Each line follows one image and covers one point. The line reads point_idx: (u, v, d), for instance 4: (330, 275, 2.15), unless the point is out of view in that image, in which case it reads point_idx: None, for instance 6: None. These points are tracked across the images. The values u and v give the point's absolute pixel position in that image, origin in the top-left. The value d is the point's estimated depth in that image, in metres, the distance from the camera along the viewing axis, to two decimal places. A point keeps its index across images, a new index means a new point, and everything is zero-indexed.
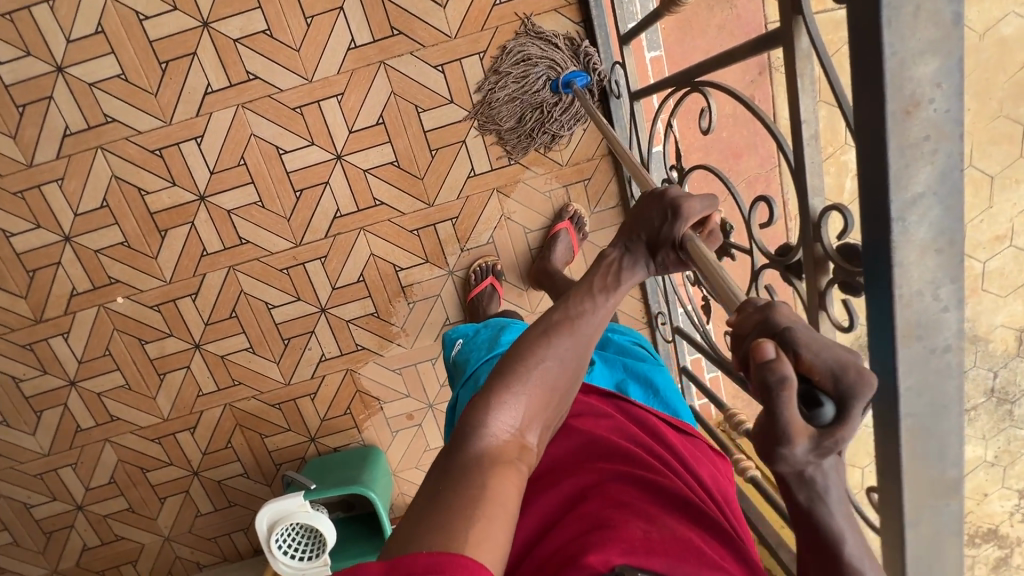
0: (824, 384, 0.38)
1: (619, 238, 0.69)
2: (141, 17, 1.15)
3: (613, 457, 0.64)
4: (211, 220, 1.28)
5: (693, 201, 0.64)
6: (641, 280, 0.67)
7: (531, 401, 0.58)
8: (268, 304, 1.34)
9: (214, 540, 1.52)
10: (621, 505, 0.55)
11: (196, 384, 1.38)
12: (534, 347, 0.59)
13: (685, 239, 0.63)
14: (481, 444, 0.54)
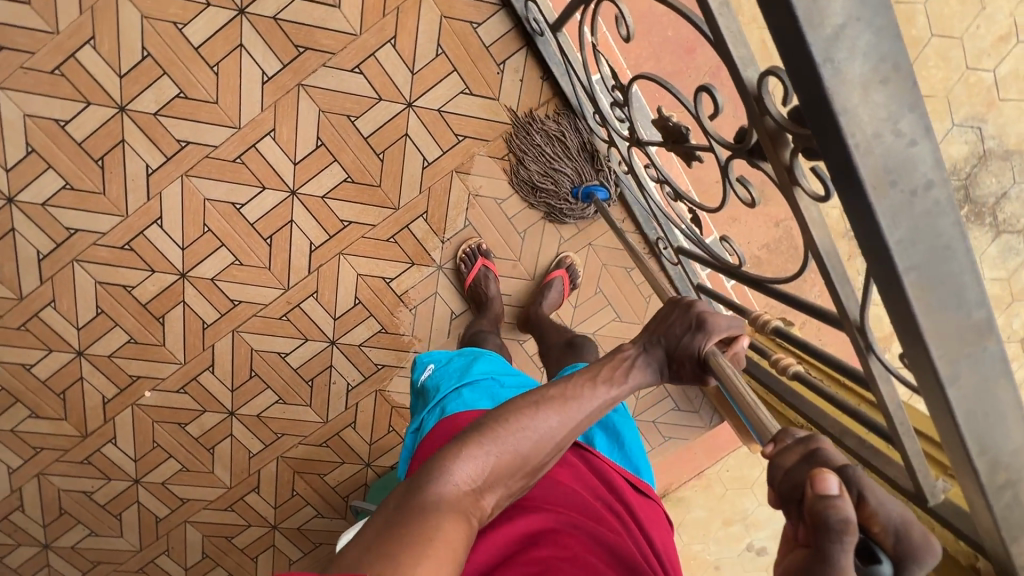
0: (881, 538, 0.45)
1: (640, 337, 0.74)
2: (61, 123, 1.15)
3: (569, 514, 0.64)
4: (200, 293, 1.29)
5: (717, 317, 0.69)
6: (648, 382, 0.72)
7: (501, 462, 0.60)
8: (281, 354, 1.36)
9: None
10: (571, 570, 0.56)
11: (245, 447, 1.42)
12: (521, 414, 0.62)
13: (707, 353, 0.67)
14: (439, 488, 0.55)
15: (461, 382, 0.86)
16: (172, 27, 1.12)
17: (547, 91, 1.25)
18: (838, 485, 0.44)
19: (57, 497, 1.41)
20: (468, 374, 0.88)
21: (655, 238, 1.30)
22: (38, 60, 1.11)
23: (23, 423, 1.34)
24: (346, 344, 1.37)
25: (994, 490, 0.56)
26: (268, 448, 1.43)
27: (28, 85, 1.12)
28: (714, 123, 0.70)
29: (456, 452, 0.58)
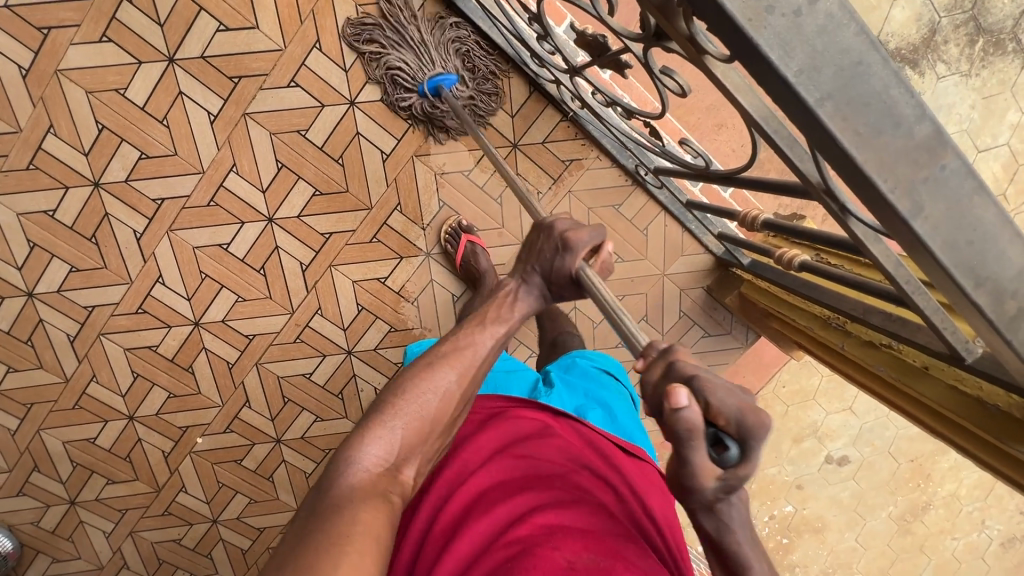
0: (728, 428, 0.42)
1: (516, 269, 0.72)
2: (51, 213, 1.23)
3: (547, 483, 0.63)
4: (216, 336, 1.35)
5: (579, 233, 0.66)
6: (537, 308, 0.70)
7: (409, 429, 0.58)
8: (306, 375, 1.41)
9: None
10: (556, 534, 0.55)
11: (300, 469, 1.49)
12: (417, 378, 0.61)
13: (579, 270, 0.65)
14: (348, 481, 0.53)
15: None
16: (116, 95, 1.17)
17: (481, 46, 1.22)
18: (688, 396, 0.42)
19: (153, 550, 1.53)
20: None
21: (633, 165, 1.26)
22: (12, 160, 1.19)
23: (104, 490, 1.47)
24: (362, 351, 1.40)
25: (1007, 323, 0.49)
26: (320, 465, 1.49)
27: (11, 186, 1.20)
28: (618, 19, 0.65)
29: (358, 438, 0.56)
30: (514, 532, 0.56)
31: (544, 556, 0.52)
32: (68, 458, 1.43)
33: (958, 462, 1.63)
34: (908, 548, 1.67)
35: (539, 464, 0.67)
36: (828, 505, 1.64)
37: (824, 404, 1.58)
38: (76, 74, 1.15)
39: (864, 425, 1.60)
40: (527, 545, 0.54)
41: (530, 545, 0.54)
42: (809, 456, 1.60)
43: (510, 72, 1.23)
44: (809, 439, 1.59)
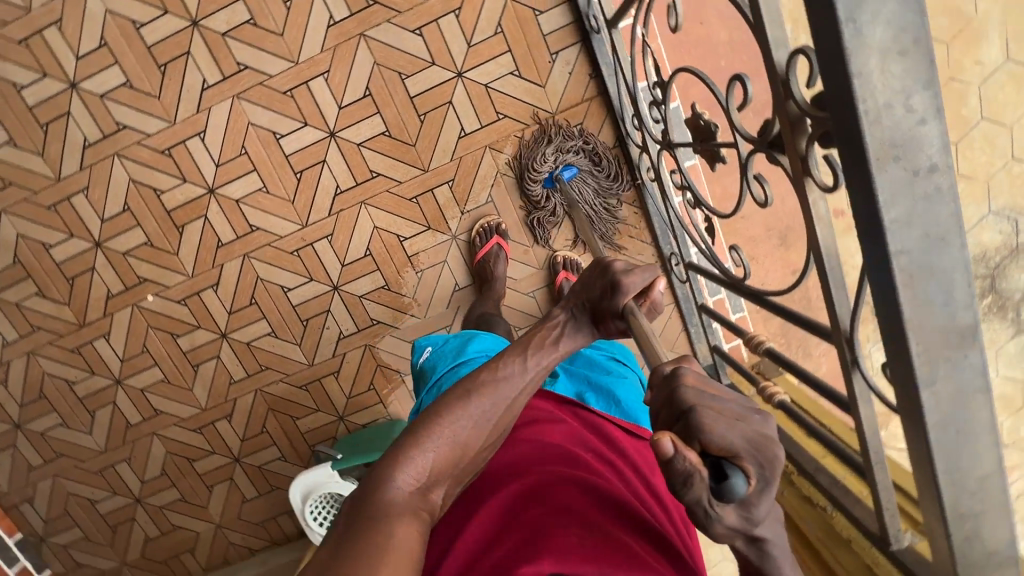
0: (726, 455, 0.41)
1: (566, 302, 0.70)
2: (137, 25, 1.23)
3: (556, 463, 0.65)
4: (222, 211, 1.34)
5: (634, 275, 0.66)
6: (585, 343, 0.69)
7: (451, 449, 0.57)
8: (284, 288, 1.39)
9: (262, 525, 1.58)
10: (564, 514, 0.57)
11: (228, 372, 1.45)
12: (452, 405, 0.59)
13: (626, 310, 0.65)
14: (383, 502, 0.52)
15: (457, 362, 0.91)
16: None
17: (592, 87, 1.29)
18: (675, 442, 0.39)
19: (41, 380, 1.45)
20: (463, 353, 0.92)
21: (669, 252, 1.31)
22: None
23: (29, 301, 1.39)
24: (348, 292, 1.39)
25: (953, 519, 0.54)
26: (249, 378, 1.46)
27: None
28: (742, 117, 0.72)
29: (390, 461, 0.54)
30: (527, 513, 0.58)
31: (554, 536, 0.54)
32: (13, 253, 1.36)
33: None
34: None
35: (545, 446, 0.68)
36: None
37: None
38: None
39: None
40: (538, 525, 0.56)
41: (541, 526, 0.55)
42: None
43: (606, 122, 1.30)
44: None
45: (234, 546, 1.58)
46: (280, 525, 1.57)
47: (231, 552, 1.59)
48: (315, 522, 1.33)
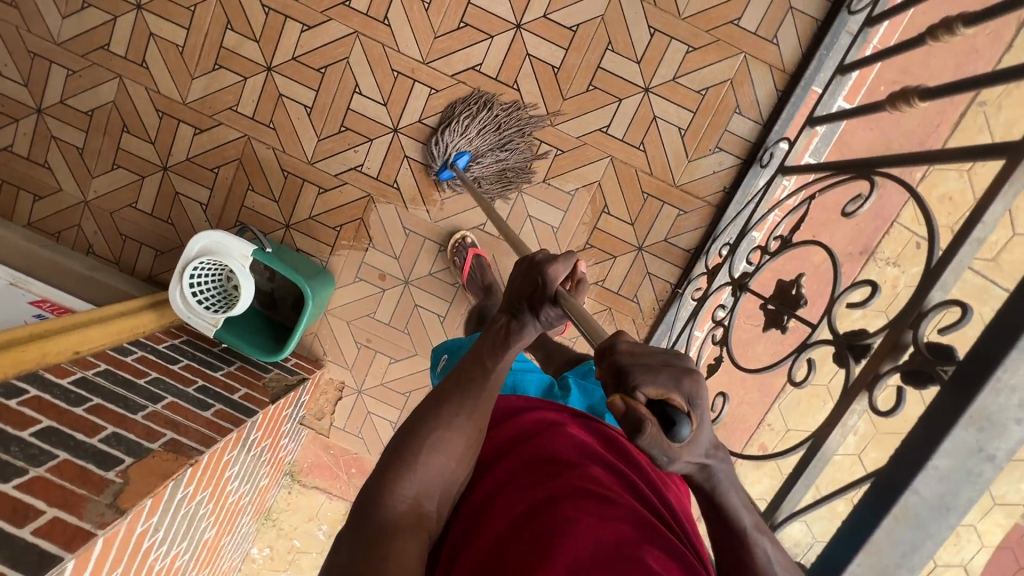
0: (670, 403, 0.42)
1: (505, 303, 0.70)
2: None
3: (559, 464, 0.58)
4: None
5: (556, 265, 0.67)
6: (531, 340, 0.68)
7: (433, 462, 0.59)
8: (356, 88, 1.30)
9: (123, 239, 1.40)
10: (572, 517, 0.50)
11: (236, 98, 1.32)
12: (430, 422, 0.61)
13: (559, 294, 0.65)
14: (381, 515, 0.55)
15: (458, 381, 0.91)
16: None
17: (719, 194, 1.31)
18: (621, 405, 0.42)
19: None
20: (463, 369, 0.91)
21: None
22: None
23: None
24: (402, 146, 1.33)
25: None
26: (249, 119, 1.33)
27: None
28: (838, 312, 0.78)
29: (384, 480, 0.57)
30: (527, 521, 0.51)
31: (559, 548, 0.47)
32: None
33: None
34: None
35: (525, 443, 0.63)
36: None
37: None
38: None
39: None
40: (540, 534, 0.49)
41: (544, 536, 0.48)
42: None
43: (701, 228, 1.32)
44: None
45: (79, 231, 1.39)
46: (139, 254, 1.41)
47: (70, 232, 1.40)
48: (194, 297, 1.16)
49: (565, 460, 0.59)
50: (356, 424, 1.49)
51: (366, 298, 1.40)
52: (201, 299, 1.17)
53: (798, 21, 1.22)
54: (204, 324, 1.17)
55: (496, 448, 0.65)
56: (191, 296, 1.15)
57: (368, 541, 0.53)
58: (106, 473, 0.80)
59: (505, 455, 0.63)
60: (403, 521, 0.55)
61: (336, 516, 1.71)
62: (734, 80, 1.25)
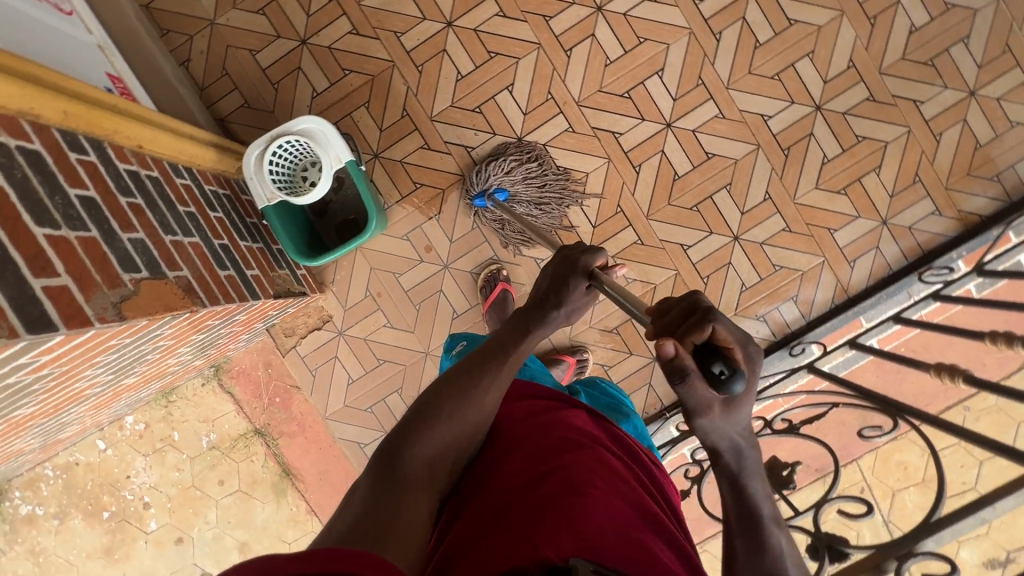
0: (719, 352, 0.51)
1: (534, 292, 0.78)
2: None
3: (566, 443, 0.62)
4: (579, 20, 1.34)
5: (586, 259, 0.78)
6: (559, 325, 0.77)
7: (449, 426, 0.62)
8: (509, 86, 1.36)
9: (222, 74, 1.37)
10: (582, 492, 0.54)
11: (405, 28, 1.36)
12: (453, 393, 0.65)
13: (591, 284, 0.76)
14: (402, 467, 0.57)
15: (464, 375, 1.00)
16: (814, 44, 1.33)
17: None
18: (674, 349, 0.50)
19: None
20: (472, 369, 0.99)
21: None
22: None
23: None
24: None
25: None
26: (404, 52, 1.36)
27: None
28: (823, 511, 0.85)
29: (406, 437, 0.60)
30: (540, 488, 0.54)
31: (574, 517, 0.50)
32: None
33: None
34: None
35: (537, 421, 0.67)
36: (205, 534, 1.64)
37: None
38: (838, 22, 1.32)
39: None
40: (553, 501, 0.52)
41: (557, 503, 0.52)
42: (261, 529, 1.63)
43: None
44: (278, 534, 1.63)
45: (188, 42, 1.37)
46: (227, 96, 1.38)
47: (178, 38, 1.37)
48: (269, 165, 1.13)
49: (574, 443, 0.63)
50: (314, 361, 1.45)
51: (402, 258, 1.40)
52: (279, 180, 1.16)
53: (877, 260, 1.37)
54: (264, 193, 1.13)
55: (510, 418, 0.69)
56: (267, 170, 1.13)
57: (390, 484, 0.56)
58: (123, 275, 0.76)
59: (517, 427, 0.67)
60: (423, 471, 0.59)
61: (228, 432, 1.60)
62: (805, 274, 1.38)
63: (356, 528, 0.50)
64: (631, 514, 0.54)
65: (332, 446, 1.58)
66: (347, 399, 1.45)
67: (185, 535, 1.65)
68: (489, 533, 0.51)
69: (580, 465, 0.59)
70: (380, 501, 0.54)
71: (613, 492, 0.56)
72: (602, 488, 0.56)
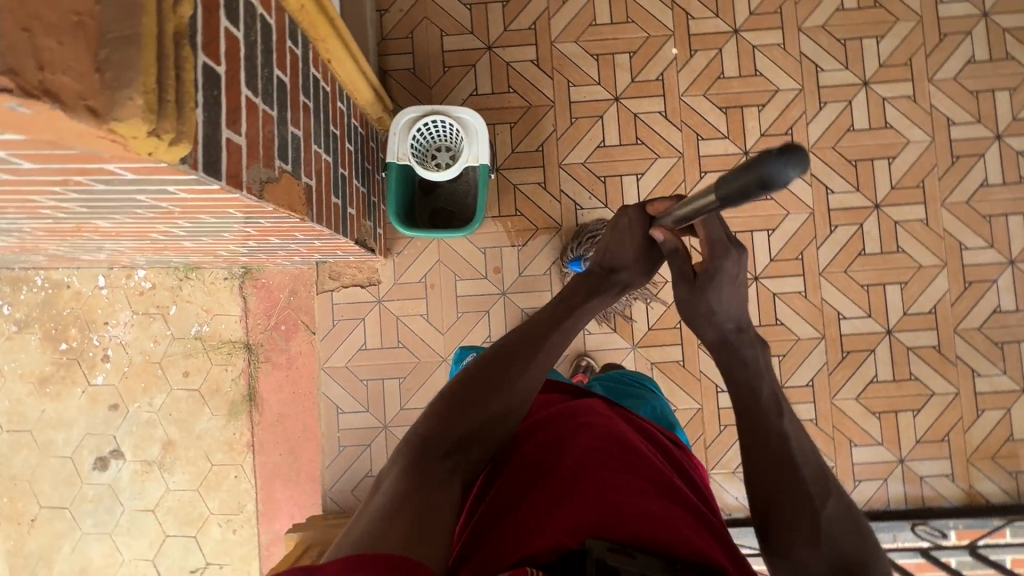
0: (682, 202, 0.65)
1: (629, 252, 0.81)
2: (891, 158, 1.43)
3: (581, 428, 0.67)
4: (725, 153, 1.44)
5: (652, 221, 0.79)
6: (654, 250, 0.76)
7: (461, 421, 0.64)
8: (638, 175, 1.44)
9: (407, 35, 1.46)
10: (596, 474, 0.58)
11: (579, 82, 1.45)
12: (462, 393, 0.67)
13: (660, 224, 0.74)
14: (427, 463, 0.60)
15: None
16: (908, 278, 1.41)
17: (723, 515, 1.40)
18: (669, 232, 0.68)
19: None
20: None
21: None
22: (937, 177, 1.42)
23: None
24: None
25: None
26: (566, 100, 1.44)
27: (927, 158, 1.43)
28: None
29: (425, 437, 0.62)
30: (559, 471, 0.59)
31: (590, 500, 0.55)
32: None
33: (70, 539, 1.58)
34: (43, 437, 1.60)
35: (553, 412, 0.71)
36: (142, 414, 1.59)
37: (224, 485, 1.57)
38: (937, 271, 1.41)
39: (179, 499, 1.57)
40: (572, 485, 0.57)
41: (576, 486, 0.56)
42: (196, 437, 1.58)
43: None
44: (208, 449, 1.57)
45: None
46: (401, 54, 1.45)
47: None
48: (416, 132, 1.21)
49: (583, 427, 0.67)
50: (342, 313, 1.48)
51: (470, 265, 1.44)
52: (415, 147, 1.24)
53: (880, 492, 1.39)
54: (398, 152, 1.20)
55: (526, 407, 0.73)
56: (412, 135, 1.21)
57: (413, 475, 0.57)
58: (277, 161, 0.79)
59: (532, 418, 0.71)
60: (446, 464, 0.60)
61: (221, 332, 1.58)
62: None
63: (380, 514, 0.51)
64: (646, 483, 0.59)
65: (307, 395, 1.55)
66: (351, 361, 1.48)
67: (122, 405, 1.59)
68: (519, 510, 0.55)
69: (585, 450, 0.62)
70: (402, 488, 0.55)
71: (622, 467, 0.60)
72: (610, 466, 0.59)
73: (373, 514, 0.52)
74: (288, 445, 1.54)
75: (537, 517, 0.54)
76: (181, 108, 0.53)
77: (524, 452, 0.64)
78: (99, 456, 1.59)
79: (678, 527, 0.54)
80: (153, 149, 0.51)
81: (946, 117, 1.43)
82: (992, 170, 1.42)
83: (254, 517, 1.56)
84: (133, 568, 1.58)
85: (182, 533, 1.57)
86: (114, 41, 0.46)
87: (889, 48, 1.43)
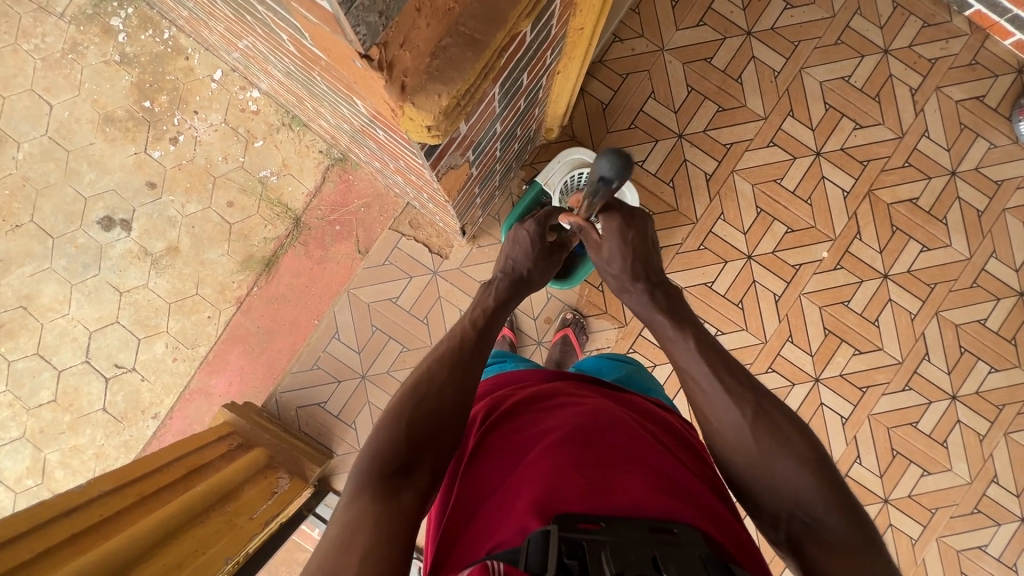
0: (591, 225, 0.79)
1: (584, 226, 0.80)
2: (925, 469, 1.42)
3: (536, 415, 0.61)
4: (802, 367, 1.42)
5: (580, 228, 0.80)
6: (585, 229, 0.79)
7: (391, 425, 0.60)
8: (717, 330, 1.42)
9: (622, 74, 1.44)
10: (556, 451, 0.53)
11: (731, 220, 1.43)
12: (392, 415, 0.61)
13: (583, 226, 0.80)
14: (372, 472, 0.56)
15: None
16: None
17: None
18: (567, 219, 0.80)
19: (885, 114, 1.44)
20: None
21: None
22: (950, 514, 1.42)
23: (919, 188, 1.43)
24: (663, 364, 1.41)
25: None
26: (708, 226, 1.43)
27: (954, 493, 1.42)
28: None
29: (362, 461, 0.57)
30: (523, 463, 0.54)
31: (554, 479, 0.50)
32: (948, 226, 1.43)
33: (36, 265, 1.56)
34: (74, 164, 1.57)
35: (513, 403, 0.66)
36: (169, 208, 1.56)
37: (194, 317, 1.55)
38: None
39: (148, 299, 1.56)
40: (536, 469, 0.52)
41: (540, 469, 0.52)
42: (199, 260, 1.55)
43: None
44: (202, 278, 1.55)
45: (636, 35, 1.44)
46: (604, 84, 1.44)
47: (636, 26, 1.45)
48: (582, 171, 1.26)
49: (546, 407, 0.63)
50: (397, 260, 1.50)
51: (533, 301, 1.43)
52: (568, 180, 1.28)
53: None
54: (556, 171, 1.24)
55: (490, 407, 0.68)
56: (574, 172, 1.25)
57: (372, 495, 0.55)
58: (468, 154, 0.78)
59: (494, 410, 0.67)
60: (403, 480, 0.57)
61: (284, 191, 1.55)
62: None
63: (336, 542, 0.49)
64: (608, 458, 0.53)
65: (314, 297, 1.52)
66: (376, 303, 1.50)
67: (159, 188, 1.56)
68: (493, 511, 0.51)
69: (543, 427, 0.58)
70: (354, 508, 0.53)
71: (579, 435, 0.55)
72: (567, 439, 0.55)
73: (326, 553, 0.49)
74: (270, 324, 1.52)
75: (498, 517, 0.50)
76: (460, 115, 0.50)
77: (487, 443, 0.60)
78: (108, 216, 1.56)
79: (638, 505, 0.48)
80: (413, 130, 0.48)
81: (994, 472, 1.42)
82: (997, 542, 1.42)
83: (199, 360, 1.54)
84: (70, 326, 1.56)
85: (131, 329, 1.55)
86: (461, 36, 0.44)
87: (992, 384, 1.43)
